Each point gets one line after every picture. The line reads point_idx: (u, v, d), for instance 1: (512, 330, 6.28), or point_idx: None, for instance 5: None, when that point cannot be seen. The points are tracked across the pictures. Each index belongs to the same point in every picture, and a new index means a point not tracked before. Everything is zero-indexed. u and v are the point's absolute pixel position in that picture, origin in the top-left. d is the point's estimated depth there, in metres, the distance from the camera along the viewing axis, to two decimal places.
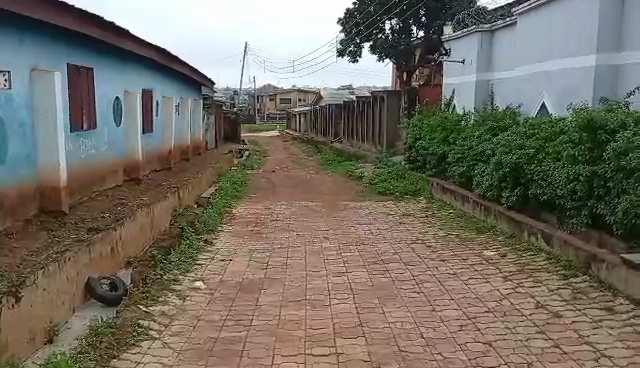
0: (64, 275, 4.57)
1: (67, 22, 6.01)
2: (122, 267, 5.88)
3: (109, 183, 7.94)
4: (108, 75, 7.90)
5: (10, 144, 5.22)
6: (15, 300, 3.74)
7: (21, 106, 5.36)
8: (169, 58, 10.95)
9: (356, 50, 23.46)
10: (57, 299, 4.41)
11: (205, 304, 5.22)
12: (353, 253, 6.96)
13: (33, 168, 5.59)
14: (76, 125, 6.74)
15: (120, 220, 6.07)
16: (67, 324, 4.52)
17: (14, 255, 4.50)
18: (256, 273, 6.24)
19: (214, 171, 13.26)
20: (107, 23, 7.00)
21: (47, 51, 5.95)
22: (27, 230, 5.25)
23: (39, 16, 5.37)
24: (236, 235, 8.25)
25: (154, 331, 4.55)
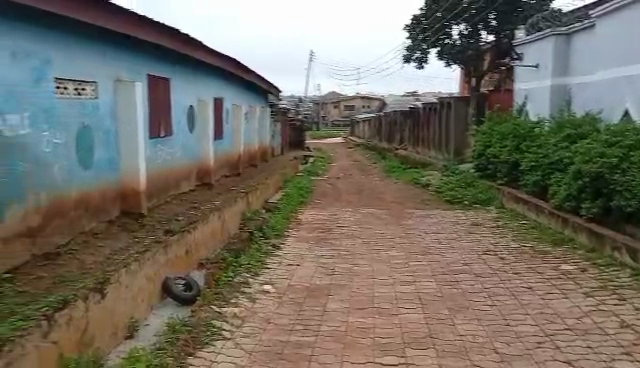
0: (144, 274, 4.83)
1: (137, 31, 6.12)
2: (195, 269, 6.13)
3: (183, 187, 8.31)
4: (183, 84, 8.30)
5: (97, 150, 5.59)
6: (100, 296, 4.00)
7: (106, 115, 5.74)
8: (238, 68, 11.31)
9: (422, 56, 23.16)
10: (137, 296, 4.66)
11: (274, 307, 5.32)
12: (420, 263, 6.84)
13: (115, 171, 5.97)
14: (154, 131, 7.13)
15: (194, 223, 6.33)
16: (146, 321, 4.76)
17: (99, 254, 4.82)
18: (323, 278, 6.28)
19: (280, 177, 13.54)
20: (176, 32, 7.16)
21: (120, 61, 6.09)
22: (109, 231, 5.59)
23: (111, 26, 5.52)
24: (303, 240, 8.35)
25: (226, 331, 4.68)
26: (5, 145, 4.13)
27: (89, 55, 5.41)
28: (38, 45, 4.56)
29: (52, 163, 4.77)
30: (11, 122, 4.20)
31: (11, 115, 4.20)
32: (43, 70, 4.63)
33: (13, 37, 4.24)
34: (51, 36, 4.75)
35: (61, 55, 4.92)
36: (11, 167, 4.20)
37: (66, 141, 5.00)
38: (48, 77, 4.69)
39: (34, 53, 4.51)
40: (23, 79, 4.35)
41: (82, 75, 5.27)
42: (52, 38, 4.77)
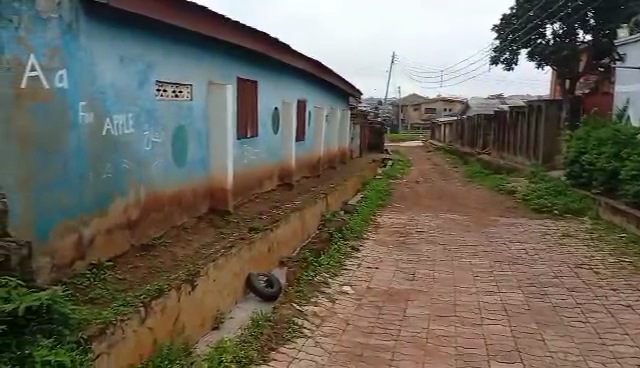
0: (230, 269, 5.05)
1: (228, 36, 6.38)
2: (276, 266, 6.30)
3: (266, 187, 8.57)
4: (270, 86, 8.57)
5: (190, 149, 5.92)
6: (191, 287, 4.23)
7: (199, 117, 6.06)
8: (322, 70, 11.49)
9: (511, 57, 22.27)
10: (223, 290, 4.87)
11: (353, 309, 5.35)
12: (505, 273, 6.56)
13: (205, 169, 6.29)
14: (242, 132, 7.42)
15: (276, 222, 6.51)
16: (231, 314, 4.96)
17: (189, 247, 5.10)
18: (403, 283, 6.22)
19: (359, 179, 13.55)
20: (264, 36, 7.39)
21: (214, 65, 6.39)
22: (198, 226, 5.89)
23: (205, 32, 5.79)
24: (382, 243, 8.30)
25: (306, 329, 4.76)
26: (113, 142, 4.48)
27: (187, 59, 5.74)
28: (143, 51, 4.91)
29: (152, 160, 5.12)
30: (117, 121, 4.55)
31: (118, 114, 4.55)
32: (146, 74, 4.98)
33: (122, 44, 4.58)
34: (154, 43, 5.09)
35: (163, 60, 5.26)
36: (116, 162, 4.55)
37: (164, 139, 5.35)
38: (150, 81, 5.04)
39: (140, 57, 4.87)
40: (129, 82, 4.71)
41: (180, 78, 5.61)
42: (155, 44, 5.12)
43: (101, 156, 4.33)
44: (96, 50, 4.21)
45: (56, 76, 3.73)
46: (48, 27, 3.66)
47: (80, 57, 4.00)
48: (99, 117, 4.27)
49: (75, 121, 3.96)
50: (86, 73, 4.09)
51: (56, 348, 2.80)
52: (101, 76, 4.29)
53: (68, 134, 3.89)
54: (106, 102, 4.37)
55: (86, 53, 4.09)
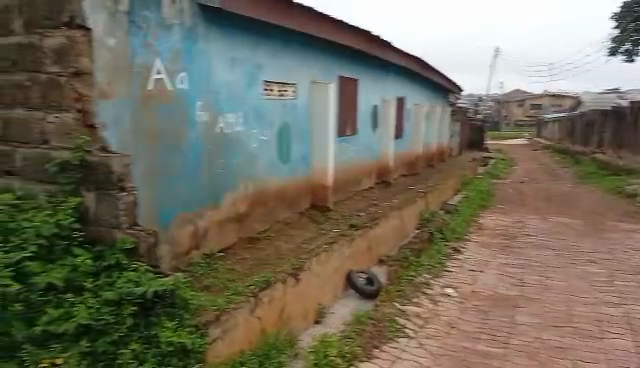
0: (331, 264, 5.13)
1: (332, 34, 6.45)
2: (375, 264, 6.29)
3: (364, 184, 8.58)
4: (370, 84, 8.55)
5: (294, 146, 6.09)
6: (295, 280, 4.35)
7: (303, 115, 6.21)
8: (422, 66, 11.25)
9: (632, 47, 20.33)
10: (325, 285, 4.96)
11: (457, 313, 5.19)
12: (628, 283, 6.00)
13: (307, 166, 6.44)
14: (342, 130, 7.49)
15: (375, 220, 6.50)
16: (332, 309, 5.04)
17: (291, 242, 5.24)
18: (510, 289, 5.92)
19: (459, 178, 13.10)
20: (365, 33, 7.37)
21: (317, 64, 6.50)
22: (299, 221, 6.04)
23: (310, 31, 5.89)
24: (485, 246, 7.96)
25: (409, 329, 4.72)
26: (225, 139, 4.74)
27: (293, 59, 5.90)
28: (253, 52, 5.13)
29: (259, 157, 5.35)
30: (229, 120, 4.79)
31: (230, 113, 4.80)
32: (256, 74, 5.19)
33: (234, 46, 4.81)
34: (262, 44, 5.28)
35: (271, 60, 5.46)
36: (228, 159, 4.80)
37: (271, 137, 5.56)
38: (259, 81, 5.26)
39: (250, 58, 5.09)
40: (240, 82, 4.94)
41: (286, 78, 5.78)
42: (264, 45, 5.31)
43: (215, 152, 4.59)
44: (212, 52, 4.47)
45: (178, 78, 4.02)
46: (172, 32, 3.92)
47: (198, 59, 4.27)
48: (214, 116, 4.53)
49: (193, 119, 4.24)
50: (204, 75, 4.36)
51: (179, 330, 3.02)
52: (216, 77, 4.55)
53: (186, 131, 4.18)
54: (220, 102, 4.62)
55: (204, 55, 4.35)
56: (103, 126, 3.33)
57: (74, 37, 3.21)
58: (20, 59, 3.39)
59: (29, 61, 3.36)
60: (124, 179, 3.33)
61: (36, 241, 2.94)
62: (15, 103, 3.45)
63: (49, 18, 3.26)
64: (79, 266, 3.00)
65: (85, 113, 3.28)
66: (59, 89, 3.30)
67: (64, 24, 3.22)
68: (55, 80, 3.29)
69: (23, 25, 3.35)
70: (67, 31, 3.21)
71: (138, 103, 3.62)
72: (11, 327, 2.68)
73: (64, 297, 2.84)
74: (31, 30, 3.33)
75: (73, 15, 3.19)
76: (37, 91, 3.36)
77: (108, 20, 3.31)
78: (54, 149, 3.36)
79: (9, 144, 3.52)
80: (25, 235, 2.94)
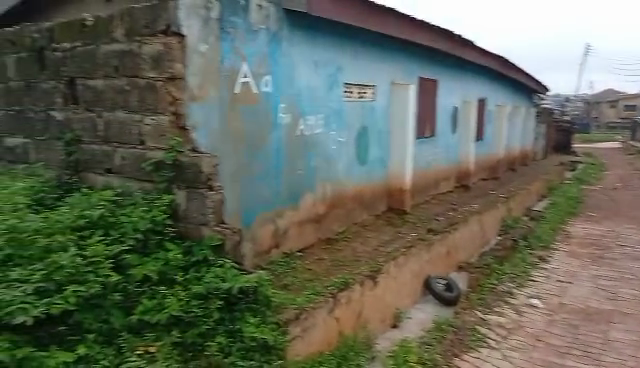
0: (408, 269, 5.05)
1: (413, 34, 6.33)
2: (454, 270, 6.12)
3: (442, 188, 8.36)
4: (450, 85, 8.32)
5: (372, 148, 6.06)
6: (373, 283, 4.33)
7: (381, 116, 6.17)
8: (506, 66, 10.78)
9: None
10: (402, 289, 4.89)
11: (544, 325, 4.96)
12: None
13: (385, 168, 6.38)
14: (420, 131, 7.34)
15: (454, 225, 6.31)
16: (409, 314, 4.95)
17: (368, 244, 5.20)
18: (603, 303, 5.57)
19: (544, 183, 12.42)
20: (447, 32, 7.17)
21: (397, 64, 6.42)
22: (376, 223, 5.99)
23: (392, 32, 5.82)
24: (574, 256, 7.50)
25: (491, 340, 4.54)
26: (306, 141, 4.81)
27: (373, 61, 5.88)
28: (334, 55, 5.16)
29: (338, 159, 5.38)
30: (310, 122, 4.86)
31: (311, 115, 4.87)
32: (336, 77, 5.23)
33: (317, 49, 4.86)
34: (343, 46, 5.30)
35: (351, 62, 5.48)
36: (308, 160, 4.87)
37: (350, 139, 5.58)
38: (339, 83, 5.28)
39: (332, 61, 5.13)
40: (321, 84, 4.99)
41: (365, 80, 5.77)
42: (345, 47, 5.33)
43: (296, 153, 4.67)
44: (295, 55, 4.55)
45: (262, 81, 4.13)
46: (259, 37, 4.04)
47: (282, 63, 4.37)
48: (296, 118, 4.62)
49: (276, 122, 4.35)
50: (287, 78, 4.45)
51: (261, 326, 3.11)
52: (299, 80, 4.63)
53: (270, 133, 4.29)
54: (302, 104, 4.70)
55: (287, 59, 4.44)
56: (194, 128, 3.50)
57: (170, 44, 3.39)
58: (121, 65, 3.65)
59: (129, 68, 3.61)
60: (213, 178, 3.48)
61: (133, 235, 3.15)
62: (116, 107, 3.73)
63: (148, 26, 3.47)
64: (170, 260, 3.18)
65: (179, 115, 3.46)
66: (155, 93, 3.50)
67: (160, 32, 3.42)
68: (152, 85, 3.50)
69: (124, 34, 3.59)
70: (164, 38, 3.40)
71: (226, 106, 3.76)
72: (110, 315, 2.78)
73: (157, 289, 3.01)
74: (132, 37, 3.56)
75: (168, 22, 3.38)
76: (136, 94, 3.60)
77: (201, 27, 3.48)
78: (150, 150, 3.59)
79: (110, 144, 3.81)
80: (123, 229, 3.16)
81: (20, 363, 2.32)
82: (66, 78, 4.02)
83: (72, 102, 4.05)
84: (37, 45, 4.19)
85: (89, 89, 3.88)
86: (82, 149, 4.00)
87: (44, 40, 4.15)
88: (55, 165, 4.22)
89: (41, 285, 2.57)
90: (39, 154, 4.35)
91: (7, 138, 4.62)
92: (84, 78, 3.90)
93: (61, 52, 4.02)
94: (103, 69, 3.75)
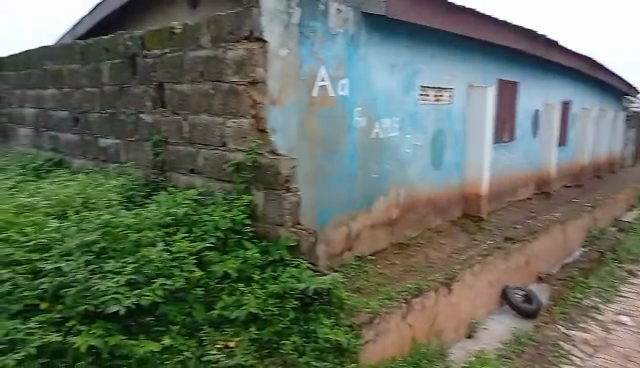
0: (485, 278, 4.88)
1: (494, 35, 6.11)
2: (533, 281, 5.88)
3: (520, 194, 8.00)
4: (532, 87, 7.95)
5: (447, 152, 5.90)
6: (448, 290, 4.23)
7: (457, 120, 6.01)
8: (594, 66, 10.15)
9: None
10: (477, 298, 4.74)
11: (635, 344, 4.68)
12: None
13: (460, 173, 6.20)
14: (498, 135, 7.07)
15: (534, 234, 6.02)
16: (484, 325, 4.78)
17: (442, 250, 5.08)
18: None
19: (634, 192, 11.57)
20: (530, 32, 6.85)
21: (475, 66, 6.22)
22: (450, 229, 5.83)
23: (471, 33, 5.65)
24: None
25: (576, 357, 4.30)
26: (381, 144, 4.77)
27: (450, 63, 5.74)
28: (411, 58, 5.09)
29: (413, 163, 5.29)
30: (385, 125, 4.82)
31: (387, 119, 4.82)
32: (413, 79, 5.15)
33: (394, 51, 4.82)
34: (421, 48, 5.22)
35: (428, 64, 5.38)
36: (383, 164, 4.83)
37: (425, 143, 5.47)
38: (415, 86, 5.20)
39: (408, 64, 5.06)
40: (398, 87, 4.94)
41: (442, 82, 5.65)
42: (422, 49, 5.24)
43: (371, 156, 4.65)
44: (372, 58, 4.54)
45: (339, 85, 4.16)
46: (337, 41, 4.07)
47: (359, 66, 4.37)
48: (371, 121, 4.60)
49: (351, 125, 4.35)
50: (363, 81, 4.45)
51: (335, 328, 3.13)
52: (375, 83, 4.61)
53: (345, 136, 4.30)
54: (377, 107, 4.67)
55: (364, 62, 4.44)
56: (273, 131, 3.60)
57: (253, 49, 3.51)
58: (206, 70, 3.81)
59: (213, 73, 3.77)
60: (290, 180, 3.57)
61: (214, 233, 3.28)
62: (200, 110, 3.90)
63: (232, 32, 3.61)
64: (248, 259, 3.27)
65: (259, 118, 3.57)
66: (237, 97, 3.63)
67: (244, 38, 3.55)
68: (234, 89, 3.63)
69: (210, 40, 3.76)
70: (247, 44, 3.53)
71: (303, 109, 3.83)
72: (193, 308, 2.88)
73: (236, 286, 3.10)
74: (217, 44, 3.71)
75: (252, 29, 3.50)
76: (219, 98, 3.75)
77: (282, 32, 3.57)
78: (231, 152, 3.73)
79: (194, 146, 3.99)
80: (205, 227, 3.30)
81: (112, 350, 2.50)
82: (155, 82, 4.26)
83: (160, 105, 4.28)
84: (130, 52, 4.47)
85: (176, 93, 4.09)
86: (167, 150, 4.22)
87: (136, 47, 4.41)
88: (143, 165, 4.49)
89: (133, 277, 2.73)
90: (129, 154, 4.65)
91: (101, 139, 4.97)
92: (172, 82, 4.12)
93: (152, 58, 4.26)
94: (189, 75, 3.94)
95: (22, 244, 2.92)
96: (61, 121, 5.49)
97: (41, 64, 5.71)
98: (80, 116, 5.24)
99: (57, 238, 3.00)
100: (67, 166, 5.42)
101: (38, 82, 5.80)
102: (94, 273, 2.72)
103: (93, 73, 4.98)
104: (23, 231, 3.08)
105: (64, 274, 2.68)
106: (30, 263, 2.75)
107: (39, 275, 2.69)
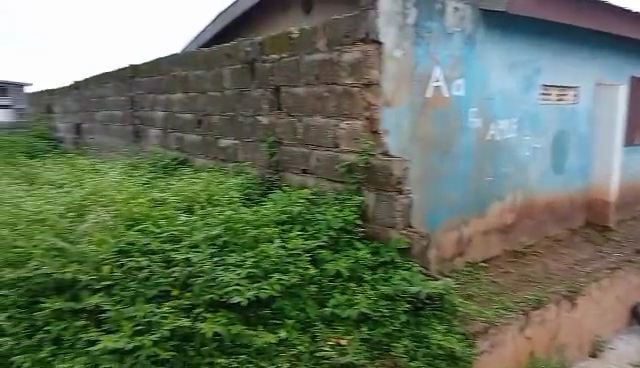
0: (613, 293, 4.48)
1: (629, 28, 5.57)
2: None
3: None
4: None
5: (570, 155, 5.47)
6: (570, 304, 3.94)
7: (582, 121, 5.54)
8: None
9: None
10: (603, 315, 4.36)
11: None
12: None
13: (584, 178, 5.71)
14: (630, 138, 6.42)
15: None
16: (611, 344, 4.37)
17: (563, 261, 4.73)
18: None
19: None
20: None
21: (605, 62, 5.72)
22: (572, 239, 5.40)
23: (603, 26, 5.19)
24: None
25: None
26: (497, 147, 4.53)
27: (576, 60, 5.32)
28: (532, 55, 4.80)
29: (532, 167, 4.97)
30: (502, 126, 4.57)
31: (504, 120, 4.58)
32: (534, 78, 4.84)
33: (514, 49, 4.57)
34: (543, 45, 4.91)
35: (551, 62, 5.04)
36: (498, 167, 4.57)
37: (545, 146, 5.12)
38: (537, 84, 4.89)
39: (529, 61, 4.77)
40: (517, 86, 4.67)
41: (566, 81, 5.25)
42: (544, 46, 4.92)
43: (486, 159, 4.43)
44: (490, 57, 4.34)
45: (454, 85, 4.03)
46: (453, 40, 3.96)
47: (476, 66, 4.20)
48: (487, 123, 4.39)
49: (466, 126, 4.18)
50: (481, 81, 4.26)
51: (448, 334, 3.05)
52: (493, 83, 4.39)
53: (459, 137, 4.14)
54: (495, 108, 4.44)
55: (482, 60, 4.26)
56: (386, 132, 3.58)
57: (368, 51, 3.54)
58: (321, 73, 3.91)
59: (328, 75, 3.85)
60: (402, 182, 3.56)
61: (327, 232, 3.37)
62: (314, 112, 4.01)
63: (348, 35, 3.67)
64: (360, 259, 3.31)
65: (372, 120, 3.59)
66: (352, 99, 3.69)
67: (360, 40, 3.59)
68: (349, 91, 3.70)
69: (326, 44, 3.85)
70: (363, 46, 3.57)
71: (416, 109, 3.76)
72: (306, 304, 2.96)
73: (348, 285, 3.15)
74: (333, 47, 3.79)
75: (368, 31, 3.53)
76: (333, 100, 3.83)
77: (398, 33, 3.55)
78: (343, 153, 3.79)
79: (307, 146, 4.12)
80: (318, 226, 3.40)
81: (233, 338, 2.65)
82: (272, 86, 4.46)
83: (276, 108, 4.47)
84: (250, 57, 4.72)
85: (292, 96, 4.25)
86: (282, 151, 4.39)
87: (255, 52, 4.65)
88: (259, 165, 4.72)
89: (253, 270, 2.90)
90: (246, 154, 4.92)
91: (221, 139, 5.31)
92: (288, 86, 4.28)
93: (270, 62, 4.47)
94: (305, 78, 4.07)
95: (157, 234, 3.21)
96: (186, 123, 5.95)
97: (170, 71, 6.22)
98: (203, 118, 5.63)
99: (186, 231, 3.26)
100: (190, 165, 5.86)
101: (167, 88, 6.34)
102: (218, 265, 2.92)
103: (215, 78, 5.33)
104: (157, 223, 3.38)
105: (193, 264, 2.91)
106: (163, 253, 3.02)
107: (171, 264, 2.94)
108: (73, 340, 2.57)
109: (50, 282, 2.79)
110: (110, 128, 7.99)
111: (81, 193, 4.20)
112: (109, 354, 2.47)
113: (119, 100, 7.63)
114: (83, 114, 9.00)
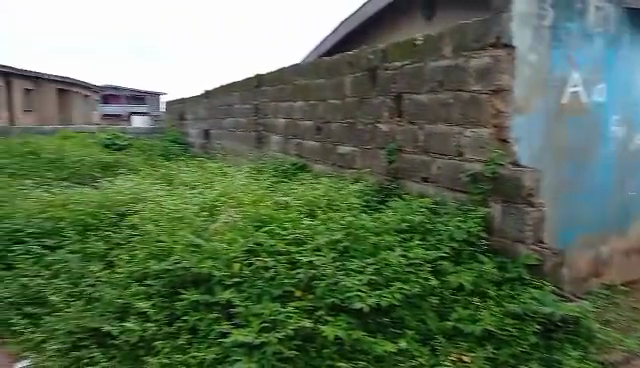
0: None
1: None
2: None
3: None
4: None
5: None
6: None
7: None
8: None
9: None
10: None
11: None
12: None
13: None
14: None
15: None
16: None
17: None
18: None
19: None
20: None
21: None
22: None
23: None
24: None
25: None
26: None
27: None
28: None
29: None
30: None
31: None
32: None
33: None
34: None
35: None
36: None
37: None
38: None
39: None
40: None
41: None
42: None
43: (630, 172, 3.95)
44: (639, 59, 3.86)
45: (594, 91, 3.68)
46: (594, 43, 3.62)
47: (621, 68, 3.79)
48: (633, 132, 3.91)
49: (606, 135, 3.79)
50: (625, 86, 3.82)
51: (585, 362, 2.77)
52: None
53: (598, 148, 3.77)
54: None
55: (628, 63, 3.82)
56: (516, 141, 3.39)
57: (499, 56, 3.39)
58: (446, 80, 3.82)
59: (454, 82, 3.76)
60: (533, 194, 3.37)
61: (448, 244, 3.32)
62: (437, 119, 3.93)
63: (477, 40, 3.55)
64: (484, 274, 3.20)
65: (501, 128, 3.43)
66: (479, 106, 3.56)
67: (490, 45, 3.45)
68: (476, 98, 3.57)
69: (452, 50, 3.75)
70: (493, 51, 3.43)
71: (550, 117, 3.50)
72: (427, 316, 2.89)
73: (470, 299, 3.04)
74: (459, 53, 3.69)
75: (499, 35, 3.38)
76: (458, 108, 3.72)
77: (533, 38, 3.38)
78: (467, 161, 3.69)
79: (428, 155, 4.05)
80: (440, 237, 3.37)
81: (353, 343, 2.64)
82: (394, 93, 4.44)
83: (396, 116, 4.45)
84: (372, 65, 4.76)
85: (414, 103, 4.20)
86: (402, 158, 4.36)
87: (377, 60, 4.67)
88: (377, 172, 4.73)
89: (373, 277, 2.92)
90: (364, 160, 4.96)
91: (340, 146, 5.40)
92: (410, 93, 4.24)
93: (392, 70, 4.46)
94: (428, 84, 4.01)
95: (283, 236, 3.35)
96: (306, 131, 6.15)
97: (293, 80, 6.47)
98: (322, 125, 5.78)
99: (310, 234, 3.36)
100: (309, 170, 6.05)
101: (289, 96, 6.60)
102: (340, 270, 2.98)
103: (336, 86, 5.45)
104: (283, 225, 3.53)
105: (315, 268, 3.00)
106: (288, 254, 3.14)
107: (295, 265, 3.04)
108: (206, 331, 2.73)
109: (188, 275, 3.03)
110: (235, 134, 8.51)
111: (212, 194, 4.52)
112: (239, 346, 2.57)
113: (244, 108, 8.10)
114: (212, 121, 9.69)
